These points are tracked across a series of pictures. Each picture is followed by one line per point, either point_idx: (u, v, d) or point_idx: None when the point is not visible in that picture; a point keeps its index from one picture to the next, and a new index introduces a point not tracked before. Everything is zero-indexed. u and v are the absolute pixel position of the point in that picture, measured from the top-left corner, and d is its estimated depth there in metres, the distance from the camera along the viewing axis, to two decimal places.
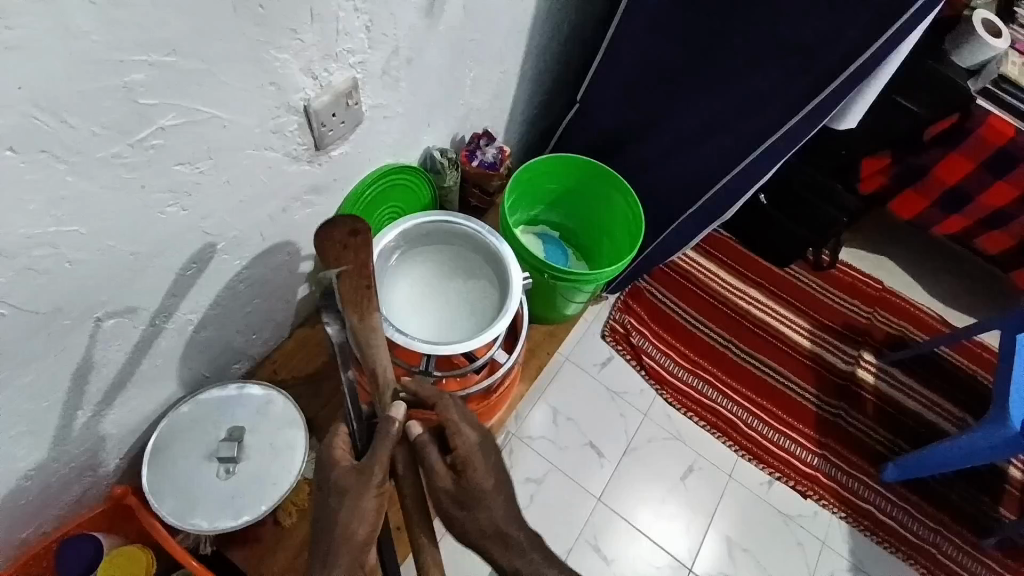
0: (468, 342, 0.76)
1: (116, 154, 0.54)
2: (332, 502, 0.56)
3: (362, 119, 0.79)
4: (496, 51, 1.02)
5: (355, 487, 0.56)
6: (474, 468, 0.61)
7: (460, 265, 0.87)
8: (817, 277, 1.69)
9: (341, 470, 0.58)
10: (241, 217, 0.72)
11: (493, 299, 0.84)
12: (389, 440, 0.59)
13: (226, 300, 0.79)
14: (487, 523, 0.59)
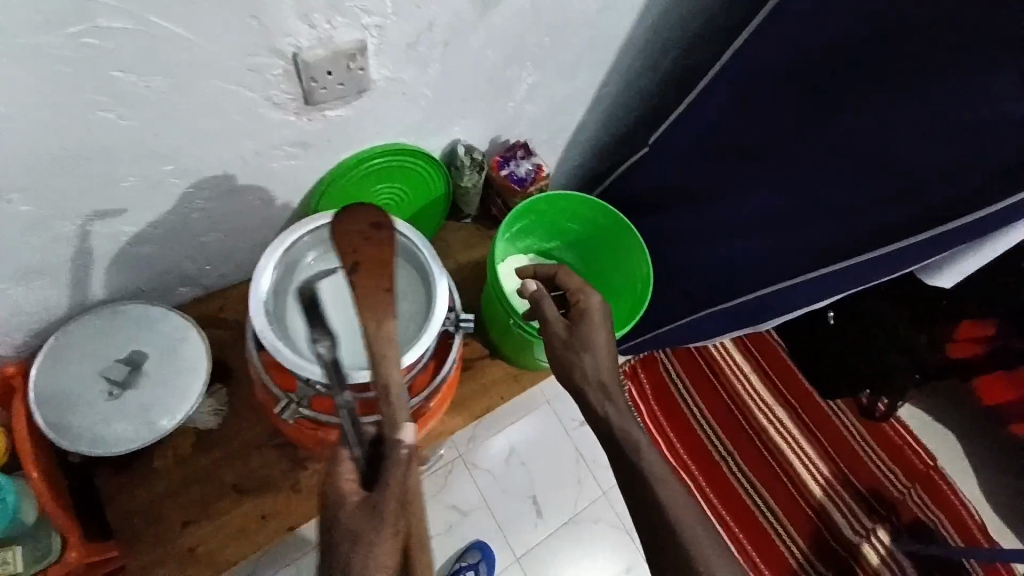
0: (345, 372, 0.65)
1: (50, 44, 0.51)
2: (342, 545, 0.47)
3: (370, 88, 0.72)
4: (565, 64, 0.91)
5: (367, 532, 0.47)
6: (590, 322, 0.71)
7: (393, 282, 0.76)
8: (861, 424, 1.44)
9: (353, 514, 0.48)
10: (201, 148, 0.67)
11: (409, 331, 0.72)
12: (401, 465, 0.51)
13: (175, 225, 0.75)
14: (594, 366, 0.68)
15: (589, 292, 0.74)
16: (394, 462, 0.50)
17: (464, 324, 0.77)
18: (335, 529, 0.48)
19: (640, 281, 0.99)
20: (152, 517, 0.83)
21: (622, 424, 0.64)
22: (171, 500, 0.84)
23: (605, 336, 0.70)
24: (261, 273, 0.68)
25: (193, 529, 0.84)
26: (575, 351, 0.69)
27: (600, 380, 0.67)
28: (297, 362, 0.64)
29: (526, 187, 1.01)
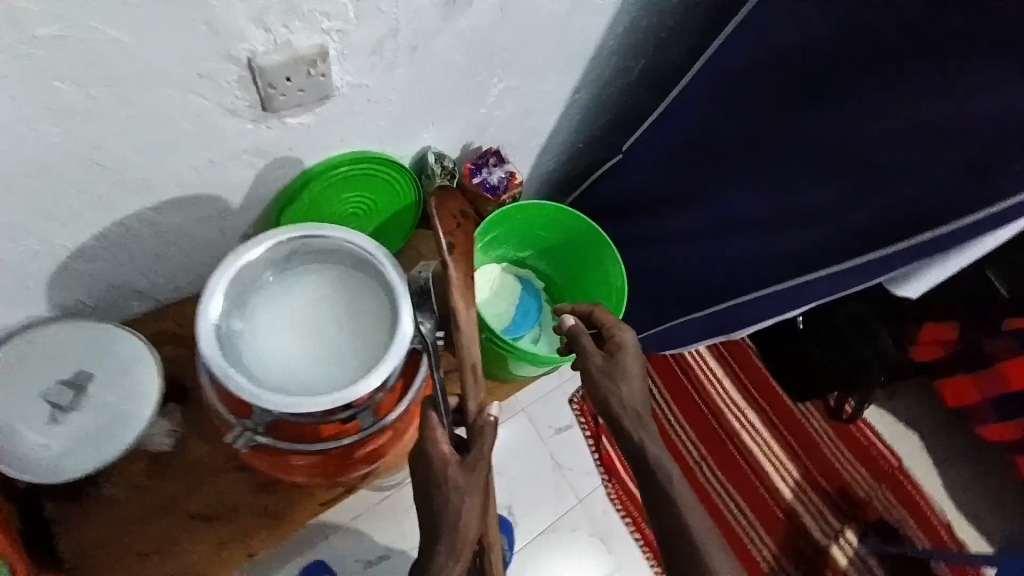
0: (304, 402, 0.60)
1: None
2: (449, 496, 0.66)
3: (333, 94, 0.68)
4: (535, 69, 0.89)
5: (467, 486, 0.67)
6: (624, 353, 0.69)
7: (360, 293, 0.69)
8: (830, 427, 1.46)
9: (456, 473, 0.68)
10: (152, 157, 0.63)
11: (377, 349, 0.66)
12: (490, 431, 0.70)
13: (125, 237, 0.71)
14: (630, 399, 0.67)
15: (623, 328, 0.72)
16: (487, 435, 0.69)
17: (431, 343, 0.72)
18: (441, 488, 0.67)
19: (614, 294, 0.99)
20: (102, 548, 0.78)
21: (654, 451, 0.66)
22: (125, 528, 0.79)
23: (638, 370, 0.69)
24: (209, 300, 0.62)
25: (150, 560, 0.79)
26: (610, 381, 0.68)
27: (632, 409, 0.67)
28: (251, 392, 0.59)
29: (500, 196, 0.99)
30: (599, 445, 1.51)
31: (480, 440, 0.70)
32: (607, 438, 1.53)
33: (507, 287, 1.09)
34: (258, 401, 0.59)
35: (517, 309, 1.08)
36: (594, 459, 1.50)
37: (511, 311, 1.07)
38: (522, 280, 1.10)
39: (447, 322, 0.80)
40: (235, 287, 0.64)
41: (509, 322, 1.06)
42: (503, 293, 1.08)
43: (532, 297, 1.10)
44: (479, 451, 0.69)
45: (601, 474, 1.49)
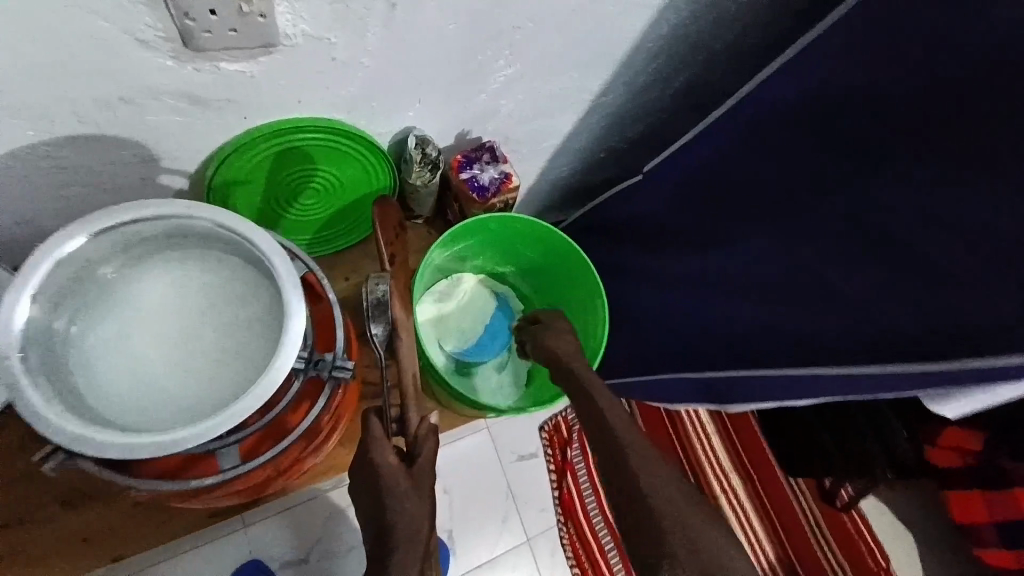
0: (102, 441, 0.44)
1: None
2: (396, 506, 0.55)
3: (274, 43, 0.55)
4: (554, 59, 0.75)
5: (416, 498, 0.56)
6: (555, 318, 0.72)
7: (249, 306, 0.54)
8: (820, 509, 1.32)
9: (402, 483, 0.56)
10: (40, 81, 0.51)
11: (246, 381, 0.51)
12: (431, 437, 0.60)
13: (14, 173, 0.59)
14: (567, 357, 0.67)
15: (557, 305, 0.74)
16: (430, 439, 0.59)
17: (341, 373, 0.58)
18: (389, 499, 0.55)
19: (589, 339, 0.87)
20: None
21: (643, 445, 0.57)
22: None
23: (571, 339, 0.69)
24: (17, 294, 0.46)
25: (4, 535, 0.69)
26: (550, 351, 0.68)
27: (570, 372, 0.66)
28: (36, 412, 0.44)
29: (488, 197, 0.85)
30: (562, 482, 1.37)
31: (423, 447, 0.59)
32: (572, 474, 1.40)
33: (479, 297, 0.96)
34: (42, 425, 0.44)
35: (485, 326, 0.95)
36: (553, 496, 1.37)
37: (477, 327, 0.94)
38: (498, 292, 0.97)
39: (388, 334, 0.64)
40: (77, 266, 0.49)
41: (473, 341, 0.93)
42: (473, 305, 0.95)
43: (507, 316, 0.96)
44: (424, 460, 0.58)
45: (557, 514, 1.36)
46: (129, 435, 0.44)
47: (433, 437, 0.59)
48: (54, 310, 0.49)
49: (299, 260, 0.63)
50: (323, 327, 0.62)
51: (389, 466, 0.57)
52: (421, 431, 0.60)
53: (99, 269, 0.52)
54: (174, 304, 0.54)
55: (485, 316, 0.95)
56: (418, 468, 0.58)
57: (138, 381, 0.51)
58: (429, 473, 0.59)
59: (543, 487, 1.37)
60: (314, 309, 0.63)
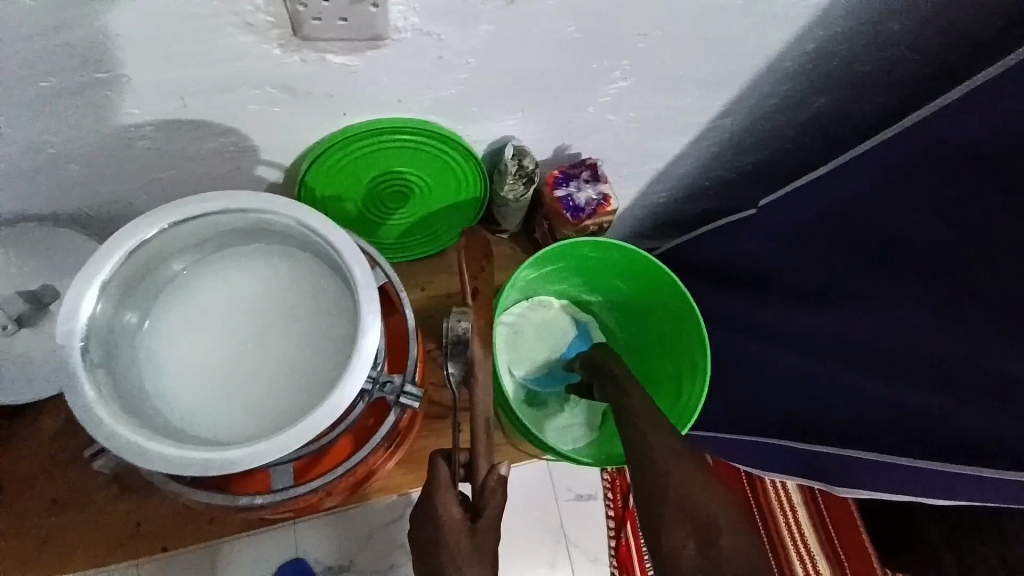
0: (150, 450, 0.41)
1: None
2: (457, 568, 0.48)
3: (384, 37, 0.52)
4: (675, 73, 0.67)
5: (476, 563, 0.48)
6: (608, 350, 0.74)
7: (316, 315, 0.51)
8: None
9: (462, 543, 0.49)
10: (149, 61, 0.50)
11: (301, 402, 0.47)
12: (499, 491, 0.53)
13: (118, 152, 0.59)
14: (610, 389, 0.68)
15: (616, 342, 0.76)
16: (498, 491, 0.53)
17: (408, 400, 0.53)
18: (447, 561, 0.48)
19: (687, 390, 0.78)
20: (17, 485, 0.69)
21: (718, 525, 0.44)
22: (46, 468, 0.70)
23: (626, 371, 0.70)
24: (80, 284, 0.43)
25: (57, 512, 0.69)
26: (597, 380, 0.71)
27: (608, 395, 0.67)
28: (89, 408, 0.41)
29: (582, 219, 0.79)
30: (620, 532, 1.26)
31: (488, 501, 0.53)
32: (632, 524, 1.28)
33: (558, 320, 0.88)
34: (90, 423, 0.41)
35: (559, 352, 0.87)
36: (608, 545, 1.26)
37: (550, 352, 0.87)
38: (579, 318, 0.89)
39: (465, 372, 0.61)
40: (150, 255, 0.47)
41: (542, 367, 0.86)
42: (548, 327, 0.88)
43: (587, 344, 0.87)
44: (489, 519, 0.51)
45: (611, 566, 1.25)
46: (174, 451, 0.41)
47: (502, 491, 0.53)
48: (122, 298, 0.47)
49: (379, 267, 0.58)
50: (395, 344, 0.58)
51: (449, 519, 0.50)
52: (489, 485, 0.53)
53: (173, 261, 0.50)
54: (237, 307, 0.51)
55: (561, 341, 0.87)
56: (480, 527, 0.51)
57: (195, 382, 0.48)
58: (494, 533, 0.51)
59: (598, 533, 1.27)
60: (387, 322, 0.59)
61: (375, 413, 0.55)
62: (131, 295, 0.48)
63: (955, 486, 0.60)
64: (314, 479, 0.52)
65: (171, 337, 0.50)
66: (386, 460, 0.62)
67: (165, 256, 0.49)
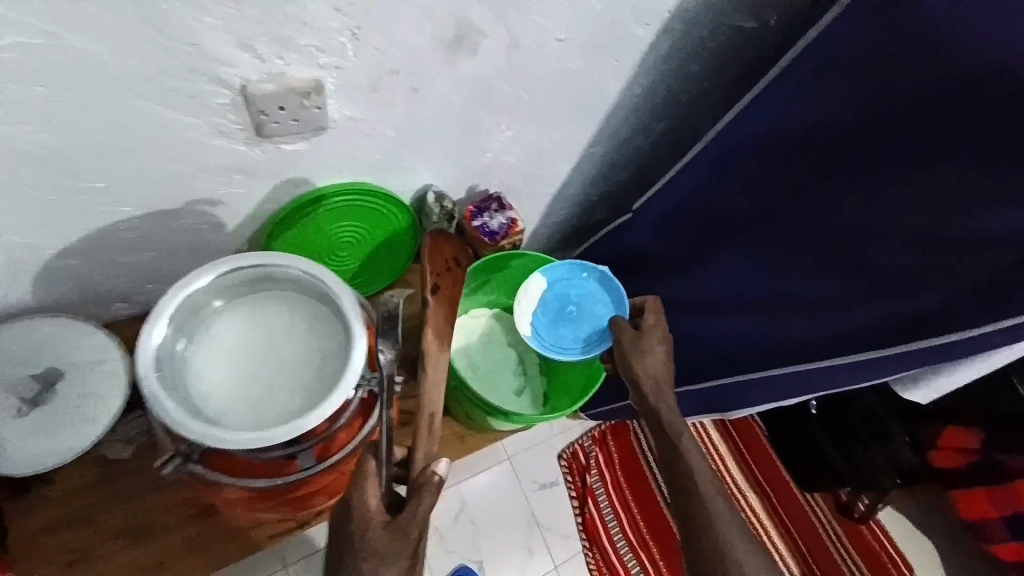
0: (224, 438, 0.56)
1: None
2: (365, 555, 0.60)
3: (326, 126, 0.68)
4: (545, 118, 0.88)
5: (393, 554, 0.60)
6: (653, 333, 0.87)
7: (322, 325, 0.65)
8: (835, 519, 1.42)
9: (378, 534, 0.61)
10: (135, 169, 0.64)
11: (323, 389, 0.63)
12: (430, 491, 0.63)
13: (108, 241, 0.72)
14: (651, 374, 0.84)
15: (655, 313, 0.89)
16: (428, 491, 0.63)
17: (390, 386, 0.66)
18: (359, 543, 0.61)
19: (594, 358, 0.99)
20: (40, 549, 0.78)
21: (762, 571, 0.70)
22: (63, 531, 0.79)
23: (664, 364, 0.85)
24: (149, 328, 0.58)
25: (82, 568, 0.78)
26: (637, 355, 0.85)
27: (656, 381, 0.83)
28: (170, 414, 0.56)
29: (498, 240, 0.98)
30: (584, 509, 1.44)
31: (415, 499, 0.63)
32: (594, 502, 1.46)
33: (566, 276, 0.98)
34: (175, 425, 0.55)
35: (562, 308, 0.96)
36: (576, 522, 1.43)
37: (553, 307, 0.97)
38: (592, 278, 0.97)
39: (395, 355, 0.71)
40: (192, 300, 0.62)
41: (536, 322, 0.95)
42: (556, 287, 0.97)
43: (602, 307, 0.96)
44: (410, 515, 0.62)
45: (582, 541, 1.42)
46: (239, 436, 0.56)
47: (431, 491, 0.63)
48: (176, 335, 0.61)
49: None
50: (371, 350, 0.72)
51: (368, 513, 0.62)
52: (426, 484, 0.64)
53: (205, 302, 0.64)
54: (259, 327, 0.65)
55: (570, 296, 0.97)
56: (398, 524, 0.62)
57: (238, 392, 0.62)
58: (410, 527, 0.62)
59: (566, 514, 1.43)
60: None
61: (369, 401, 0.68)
62: (183, 331, 0.62)
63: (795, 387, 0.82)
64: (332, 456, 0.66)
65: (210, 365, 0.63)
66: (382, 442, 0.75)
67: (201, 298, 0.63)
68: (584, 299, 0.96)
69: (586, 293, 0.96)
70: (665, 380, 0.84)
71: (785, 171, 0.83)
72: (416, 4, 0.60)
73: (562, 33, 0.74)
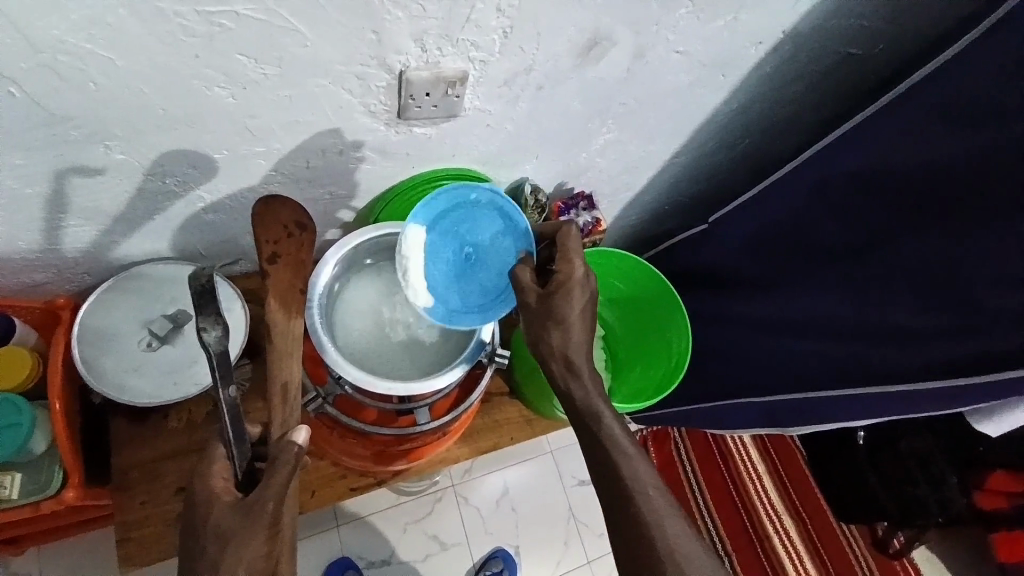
0: (368, 380, 0.70)
1: (189, 31, 0.54)
2: (209, 538, 0.54)
3: (458, 114, 0.75)
4: (645, 127, 0.92)
5: (246, 533, 0.53)
6: (566, 292, 0.67)
7: None
8: (873, 558, 1.37)
9: (222, 514, 0.54)
10: (287, 136, 0.70)
11: (439, 354, 0.79)
12: (289, 453, 0.56)
13: (247, 199, 0.79)
14: (561, 348, 0.67)
15: (573, 261, 0.68)
16: (280, 461, 0.55)
17: (500, 359, 0.80)
18: (206, 527, 0.54)
19: (668, 360, 1.00)
20: (148, 478, 0.86)
21: None
22: (167, 464, 0.86)
23: (585, 330, 0.67)
24: (317, 277, 0.73)
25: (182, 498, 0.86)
26: (545, 324, 0.67)
27: (567, 357, 0.67)
28: (328, 351, 0.70)
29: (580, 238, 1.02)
30: None
31: (273, 469, 0.55)
32: None
33: (449, 213, 0.75)
34: (332, 361, 0.70)
35: (457, 256, 0.76)
36: None
37: (445, 257, 0.76)
38: (482, 203, 0.76)
39: (225, 334, 0.60)
40: (346, 259, 0.77)
41: (432, 278, 0.75)
42: (439, 231, 0.75)
43: (502, 236, 0.75)
44: (260, 490, 0.54)
45: None
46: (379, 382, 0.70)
47: (285, 459, 0.55)
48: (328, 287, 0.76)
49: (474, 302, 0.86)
50: None
51: (213, 496, 0.56)
52: (281, 453, 0.56)
53: (350, 264, 0.79)
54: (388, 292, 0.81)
55: (463, 238, 0.76)
56: (246, 502, 0.54)
57: (368, 344, 0.77)
58: (260, 505, 0.54)
59: (603, 514, 1.46)
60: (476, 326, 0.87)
61: (474, 380, 0.83)
62: (331, 285, 0.77)
63: (866, 408, 0.84)
64: (441, 418, 0.80)
65: (347, 315, 0.78)
66: (474, 415, 0.88)
67: (349, 261, 0.78)
68: (478, 236, 0.76)
69: (477, 228, 0.75)
70: (580, 356, 0.67)
71: (874, 198, 0.87)
72: (565, 10, 0.65)
73: (682, 48, 0.78)
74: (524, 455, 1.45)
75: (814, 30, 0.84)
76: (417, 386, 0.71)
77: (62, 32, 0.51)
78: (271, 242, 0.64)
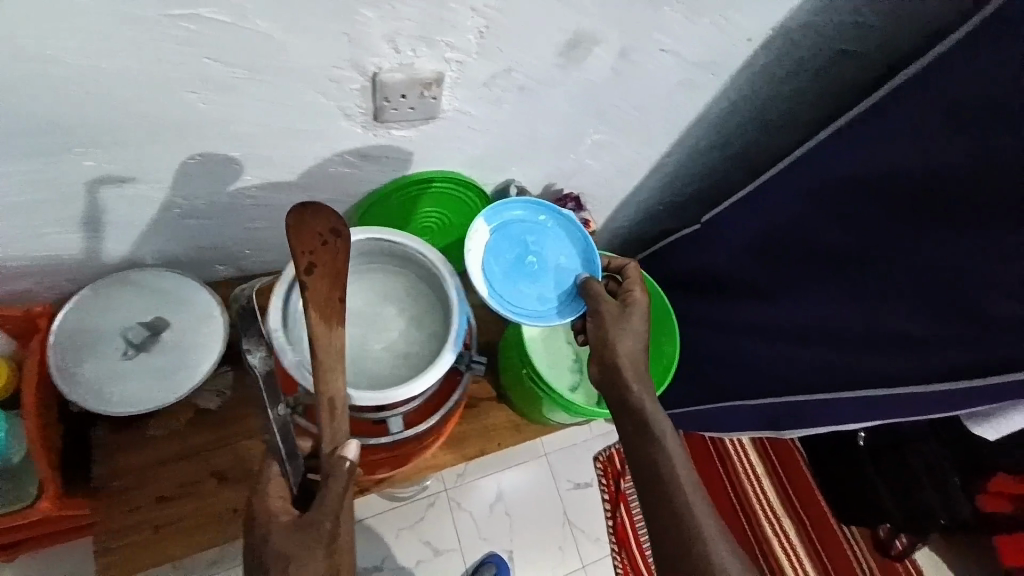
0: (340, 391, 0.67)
1: (154, 36, 0.53)
2: (271, 557, 0.53)
3: (438, 116, 0.73)
4: (634, 126, 0.90)
5: (304, 551, 0.52)
6: (634, 310, 0.74)
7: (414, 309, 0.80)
8: (874, 559, 1.35)
9: (282, 534, 0.53)
10: (263, 141, 0.69)
11: (413, 363, 0.77)
12: (342, 469, 0.54)
13: (225, 205, 0.78)
14: (630, 354, 0.71)
15: (638, 288, 0.77)
16: (331, 479, 0.53)
17: (476, 365, 0.79)
18: (267, 544, 0.53)
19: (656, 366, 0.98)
20: (133, 486, 0.85)
21: None
22: (151, 474, 0.86)
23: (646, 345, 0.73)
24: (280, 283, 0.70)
25: (169, 507, 0.85)
26: (614, 332, 0.72)
27: (632, 363, 0.70)
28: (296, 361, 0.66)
29: None
30: (615, 512, 1.45)
31: (326, 486, 0.53)
32: (624, 507, 1.48)
33: (520, 225, 0.83)
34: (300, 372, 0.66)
35: (520, 259, 0.82)
36: (608, 525, 1.44)
37: (509, 255, 0.82)
38: (551, 226, 0.85)
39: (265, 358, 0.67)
40: None
41: (489, 271, 0.80)
42: (507, 235, 0.82)
43: (567, 260, 0.83)
44: (315, 508, 0.53)
45: (611, 544, 1.43)
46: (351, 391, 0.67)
47: (337, 476, 0.53)
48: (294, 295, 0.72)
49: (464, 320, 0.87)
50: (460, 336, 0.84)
51: (272, 516, 0.55)
52: (332, 470, 0.54)
53: None
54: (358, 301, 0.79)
55: (528, 246, 0.83)
56: (303, 520, 0.53)
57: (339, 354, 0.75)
58: (318, 522, 0.53)
59: (598, 518, 1.44)
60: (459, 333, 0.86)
61: (452, 387, 0.81)
62: None
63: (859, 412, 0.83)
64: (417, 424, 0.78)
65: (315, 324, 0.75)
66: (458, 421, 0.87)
67: None
68: (543, 251, 0.83)
69: (545, 244, 0.83)
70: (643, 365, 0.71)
71: (869, 197, 0.84)
72: (544, 9, 0.63)
73: (669, 45, 0.76)
74: (517, 459, 1.44)
75: (805, 25, 0.82)
76: (392, 394, 0.69)
77: (22, 39, 0.50)
78: (307, 252, 0.55)
